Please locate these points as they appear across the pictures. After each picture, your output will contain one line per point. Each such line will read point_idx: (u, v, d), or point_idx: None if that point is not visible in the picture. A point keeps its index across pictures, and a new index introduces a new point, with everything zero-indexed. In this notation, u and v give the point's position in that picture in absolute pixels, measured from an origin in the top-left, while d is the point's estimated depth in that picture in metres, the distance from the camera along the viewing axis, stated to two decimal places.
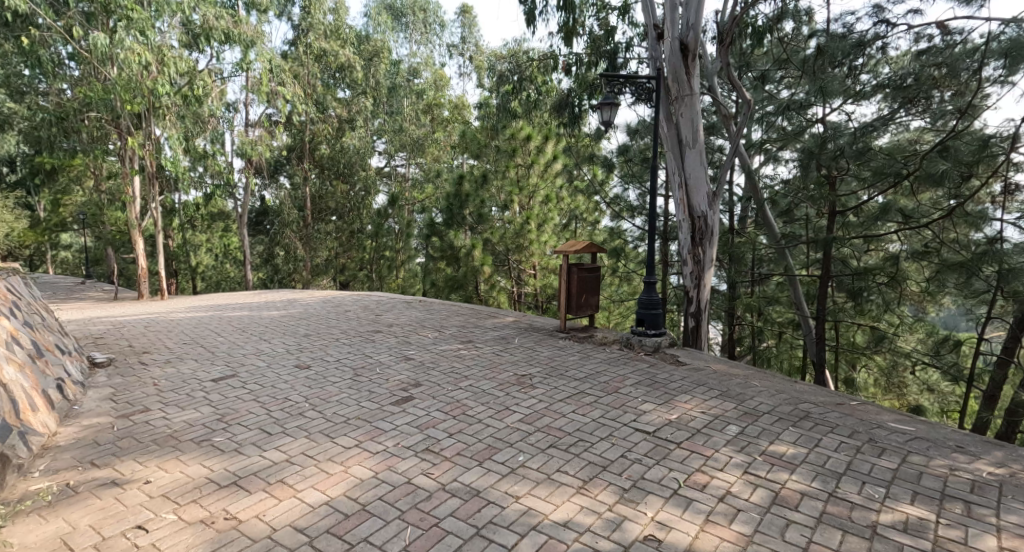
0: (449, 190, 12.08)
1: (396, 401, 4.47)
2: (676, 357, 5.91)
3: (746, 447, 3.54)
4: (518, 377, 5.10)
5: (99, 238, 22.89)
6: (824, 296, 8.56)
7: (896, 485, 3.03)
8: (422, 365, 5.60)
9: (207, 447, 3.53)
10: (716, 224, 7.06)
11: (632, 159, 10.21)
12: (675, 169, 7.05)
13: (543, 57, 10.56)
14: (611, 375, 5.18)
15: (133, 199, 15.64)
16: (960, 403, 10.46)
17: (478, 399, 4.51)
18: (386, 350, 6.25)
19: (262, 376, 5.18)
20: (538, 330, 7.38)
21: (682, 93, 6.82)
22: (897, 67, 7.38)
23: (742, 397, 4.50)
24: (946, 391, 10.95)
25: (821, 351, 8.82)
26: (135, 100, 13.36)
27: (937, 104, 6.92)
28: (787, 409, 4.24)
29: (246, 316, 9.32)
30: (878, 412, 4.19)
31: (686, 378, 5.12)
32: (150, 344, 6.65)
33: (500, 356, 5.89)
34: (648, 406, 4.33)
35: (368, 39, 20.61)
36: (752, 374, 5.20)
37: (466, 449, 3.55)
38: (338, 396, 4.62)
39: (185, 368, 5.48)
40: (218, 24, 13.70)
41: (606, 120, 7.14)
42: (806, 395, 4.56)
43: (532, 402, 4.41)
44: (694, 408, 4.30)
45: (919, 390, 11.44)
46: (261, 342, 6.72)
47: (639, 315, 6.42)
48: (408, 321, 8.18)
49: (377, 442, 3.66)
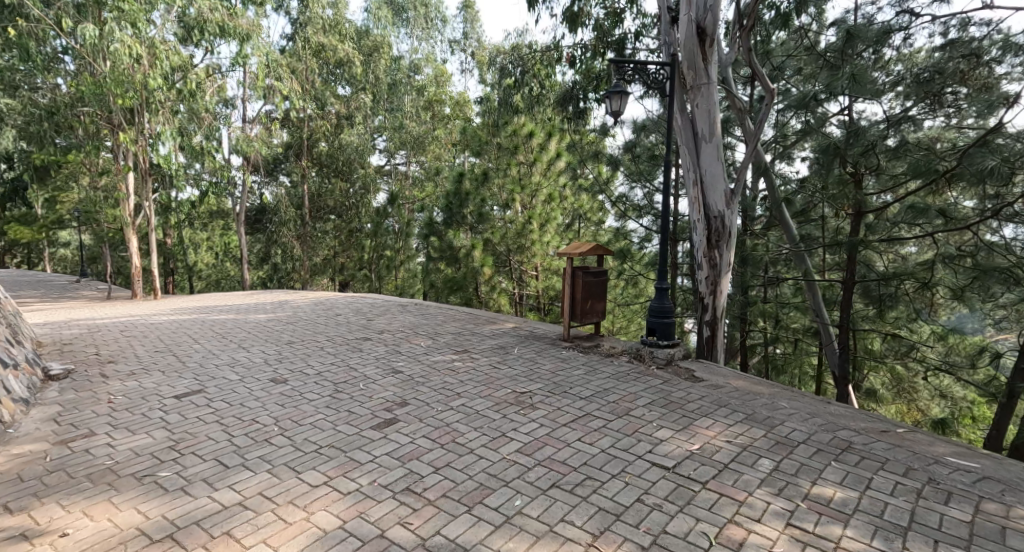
0: (448, 189, 11.52)
1: (377, 425, 3.93)
2: (691, 371, 5.36)
3: (784, 489, 3.01)
4: (516, 395, 4.56)
5: (95, 236, 22.48)
6: (847, 305, 8.03)
7: (977, 547, 2.50)
8: (410, 379, 5.06)
9: (150, 485, 3.00)
10: (733, 225, 6.49)
11: (639, 156, 9.60)
12: (690, 165, 6.48)
13: (546, 48, 10.03)
14: (621, 393, 4.65)
15: (126, 196, 15.18)
16: (975, 410, 10.03)
17: (471, 422, 3.98)
18: (373, 361, 5.72)
19: (231, 392, 4.65)
20: (540, 339, 6.84)
21: (698, 81, 6.24)
22: (915, 63, 7.01)
23: (770, 423, 3.96)
24: (960, 398, 10.56)
25: (846, 365, 8.22)
26: (127, 95, 12.69)
27: (951, 101, 6.52)
28: (825, 438, 3.69)
29: (232, 319, 8.84)
30: (931, 442, 3.64)
31: (705, 397, 4.57)
32: (118, 352, 6.14)
33: (498, 370, 5.34)
34: (665, 433, 3.79)
35: (367, 34, 20.06)
36: (779, 393, 4.65)
37: (454, 489, 3.04)
38: (312, 417, 4.09)
39: (147, 381, 4.94)
40: (212, 16, 13.17)
41: (614, 110, 6.52)
42: (844, 420, 4.01)
43: (532, 427, 3.87)
44: (718, 435, 3.76)
45: (930, 396, 11.05)
46: (239, 351, 6.19)
47: (650, 324, 5.91)
48: (401, 327, 7.66)
49: (350, 479, 3.13)
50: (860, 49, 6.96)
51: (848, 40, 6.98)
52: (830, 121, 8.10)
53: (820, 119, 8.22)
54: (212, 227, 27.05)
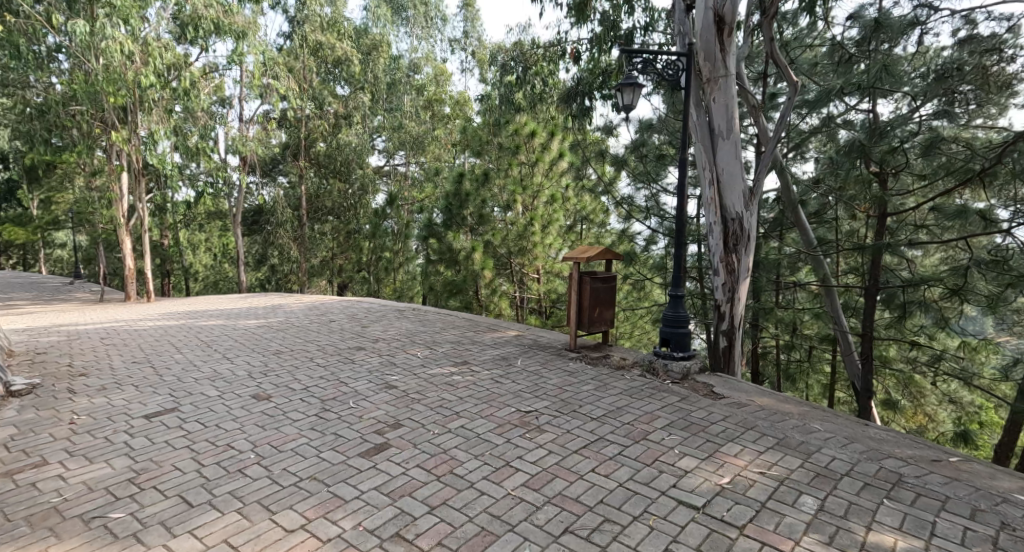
0: (448, 189, 11.09)
1: (365, 452, 3.52)
2: (710, 387, 4.93)
3: (836, 536, 2.63)
4: (522, 416, 4.13)
5: (89, 237, 22.04)
6: (871, 315, 7.61)
7: None
8: (404, 396, 4.63)
9: (97, 531, 2.60)
10: (752, 227, 6.06)
11: (646, 156, 9.17)
12: (705, 164, 6.06)
13: (550, 44, 9.60)
14: (636, 413, 4.23)
15: (119, 197, 14.78)
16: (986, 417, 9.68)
17: (471, 449, 3.57)
18: (365, 374, 5.29)
19: (207, 411, 4.22)
20: (545, 349, 6.42)
21: (715, 73, 5.82)
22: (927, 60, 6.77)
23: (806, 450, 3.56)
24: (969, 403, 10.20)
25: (870, 378, 7.78)
26: (120, 93, 12.43)
27: (964, 99, 6.19)
28: (870, 469, 3.29)
29: (221, 326, 8.41)
30: (991, 475, 3.23)
31: (729, 418, 4.16)
32: (92, 364, 5.72)
33: (499, 385, 4.92)
34: (689, 462, 3.38)
35: (366, 33, 19.66)
36: (811, 414, 4.22)
37: (451, 536, 2.65)
38: (293, 442, 3.67)
39: (116, 398, 4.52)
40: (207, 13, 12.75)
41: (626, 104, 6.06)
42: (887, 446, 3.60)
43: (540, 456, 3.46)
44: (750, 466, 3.34)
45: (939, 401, 10.67)
46: (222, 363, 5.75)
47: (663, 334, 5.51)
48: (397, 336, 7.24)
49: (331, 521, 2.73)
50: (882, 41, 6.56)
51: (868, 31, 6.60)
52: (841, 119, 7.73)
53: (831, 118, 7.88)
54: (210, 227, 26.63)
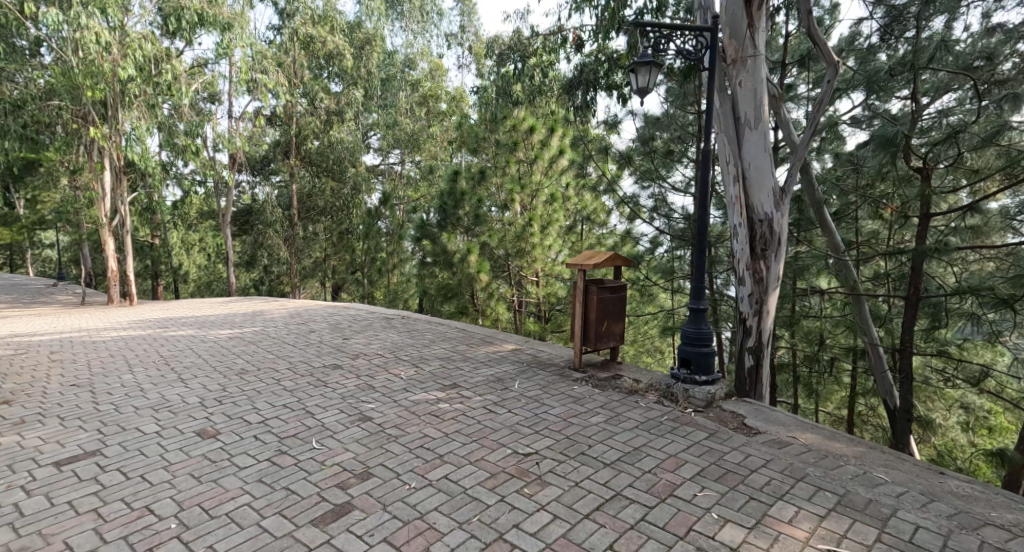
0: (442, 188, 10.27)
1: (322, 518, 2.79)
2: (740, 419, 4.19)
3: None
4: (520, 461, 3.39)
5: (72, 237, 21.13)
6: (909, 326, 6.88)
7: None
8: (379, 432, 3.87)
9: None
10: (783, 232, 5.30)
11: (655, 152, 8.43)
12: (729, 157, 5.32)
13: (550, 32, 8.84)
14: (659, 457, 3.47)
15: (101, 195, 13.79)
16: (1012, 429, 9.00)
17: (455, 513, 2.83)
18: (337, 401, 4.53)
19: (135, 455, 3.46)
20: (545, 367, 5.67)
21: (742, 53, 5.14)
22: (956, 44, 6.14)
23: (879, 513, 2.83)
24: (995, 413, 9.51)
25: (908, 397, 7.07)
26: (97, 87, 11.49)
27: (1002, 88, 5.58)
28: (970, 545, 2.57)
29: (188, 337, 7.62)
30: None
31: (772, 462, 3.42)
32: (23, 388, 4.95)
33: (493, 416, 4.17)
34: (734, 534, 2.66)
35: (359, 26, 18.62)
36: (870, 458, 3.49)
37: None
38: (232, 502, 2.92)
39: (32, 436, 3.77)
40: (189, 3, 11.89)
41: (641, 87, 5.26)
42: (978, 508, 2.87)
43: (545, 525, 2.73)
44: (813, 539, 2.62)
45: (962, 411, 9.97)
46: (174, 386, 4.98)
47: (683, 354, 4.77)
48: (379, 350, 6.45)
49: None
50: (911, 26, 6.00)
51: (888, 20, 6.33)
52: (848, 118, 7.07)
53: (833, 118, 7.33)
54: (199, 227, 25.75)
